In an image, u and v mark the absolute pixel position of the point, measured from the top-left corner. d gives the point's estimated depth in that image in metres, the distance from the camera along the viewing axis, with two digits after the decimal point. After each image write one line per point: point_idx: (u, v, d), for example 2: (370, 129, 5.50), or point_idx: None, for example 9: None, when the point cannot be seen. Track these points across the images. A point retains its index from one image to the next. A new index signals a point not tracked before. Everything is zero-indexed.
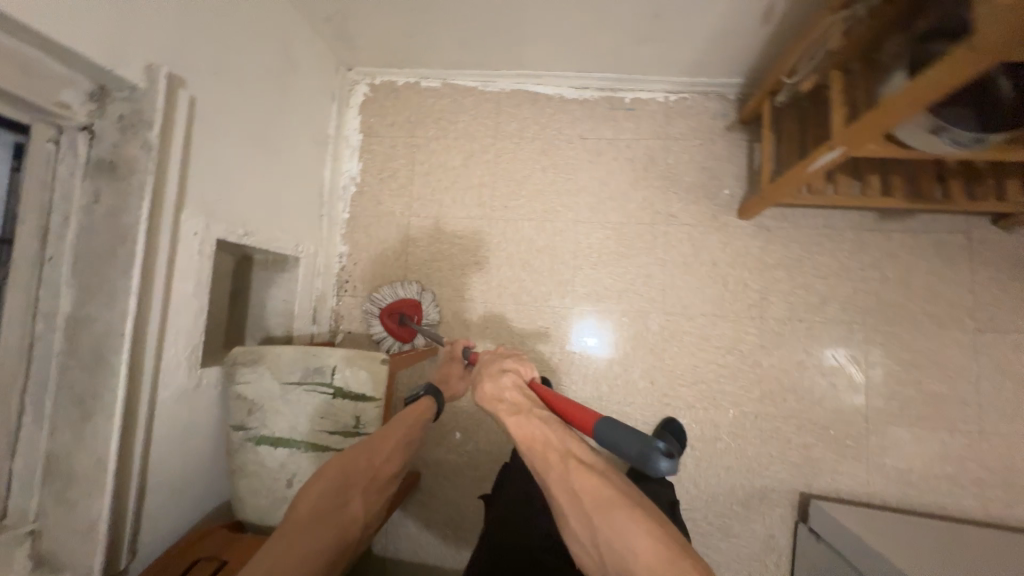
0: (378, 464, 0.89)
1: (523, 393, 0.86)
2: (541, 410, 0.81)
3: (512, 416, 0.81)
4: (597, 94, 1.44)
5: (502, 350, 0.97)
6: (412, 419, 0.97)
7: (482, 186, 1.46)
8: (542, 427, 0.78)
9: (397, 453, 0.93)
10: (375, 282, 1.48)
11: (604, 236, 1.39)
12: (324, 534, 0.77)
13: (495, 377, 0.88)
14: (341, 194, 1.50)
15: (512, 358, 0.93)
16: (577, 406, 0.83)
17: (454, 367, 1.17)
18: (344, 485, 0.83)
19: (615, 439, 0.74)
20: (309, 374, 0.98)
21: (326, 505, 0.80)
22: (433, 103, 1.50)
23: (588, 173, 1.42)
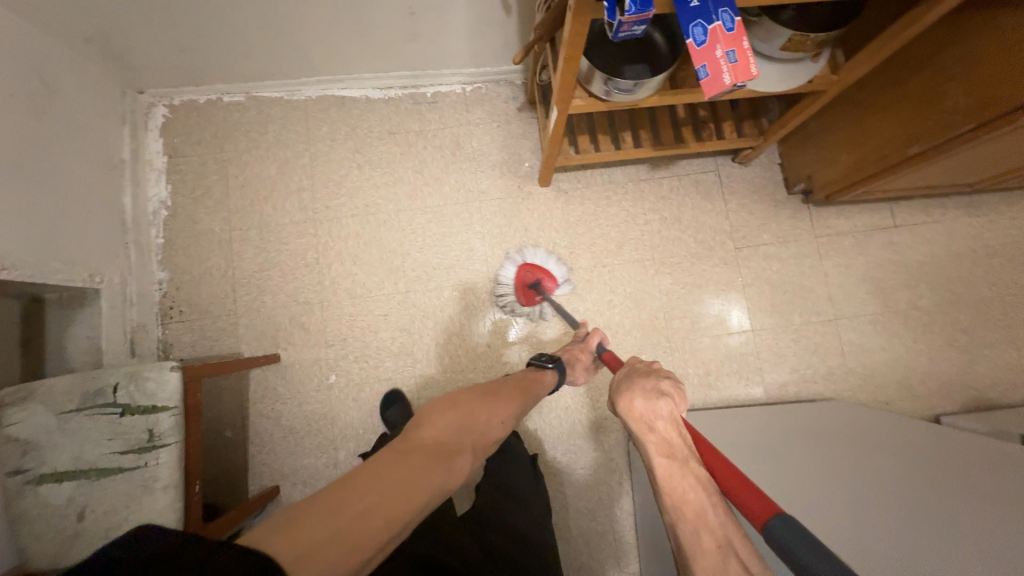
0: (490, 423, 0.81)
1: (681, 432, 0.76)
2: (699, 467, 0.71)
3: (662, 456, 0.72)
4: (400, 92, 1.54)
5: (657, 367, 0.89)
6: (525, 395, 0.95)
7: (302, 191, 1.49)
8: (696, 492, 0.67)
9: (507, 417, 0.86)
10: (203, 302, 1.43)
11: (426, 220, 1.48)
12: (442, 464, 0.66)
13: (649, 399, 0.80)
14: (151, 219, 1.44)
15: (668, 379, 0.85)
16: (747, 480, 0.65)
17: (584, 353, 1.14)
18: (468, 430, 0.76)
19: (791, 550, 0.55)
20: (91, 396, 0.95)
21: (451, 440, 0.71)
22: (239, 117, 1.50)
23: (403, 164, 1.51)
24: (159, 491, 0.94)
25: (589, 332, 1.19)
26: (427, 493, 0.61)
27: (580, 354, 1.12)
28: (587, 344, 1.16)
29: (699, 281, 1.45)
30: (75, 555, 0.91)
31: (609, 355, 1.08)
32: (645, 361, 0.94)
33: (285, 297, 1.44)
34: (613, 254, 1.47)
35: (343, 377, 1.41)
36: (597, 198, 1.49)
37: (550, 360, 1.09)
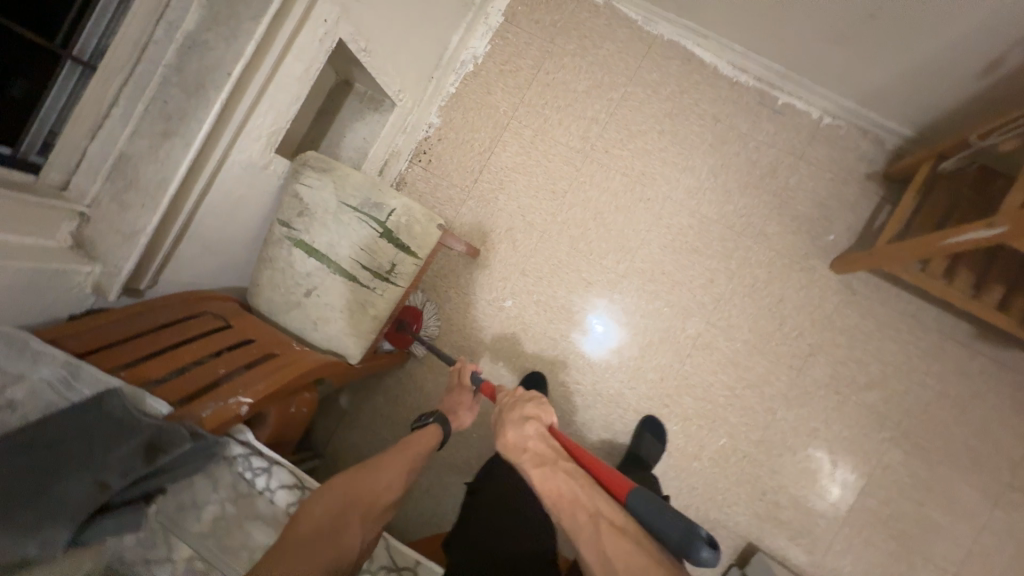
0: (380, 490, 0.80)
1: (551, 442, 0.81)
2: (569, 463, 0.76)
3: (536, 468, 0.76)
4: (752, 83, 1.33)
5: (522, 393, 0.90)
6: (418, 444, 0.92)
7: (594, 121, 1.39)
8: (567, 483, 0.74)
9: (401, 477, 0.84)
10: (449, 164, 1.44)
11: (688, 223, 1.32)
12: (317, 558, 0.67)
13: (516, 427, 0.83)
14: (457, 68, 1.45)
15: (533, 403, 0.87)
16: (611, 471, 0.76)
17: (464, 397, 1.05)
18: (348, 506, 0.75)
19: (645, 514, 0.69)
20: (367, 204, 0.97)
21: (331, 524, 0.72)
22: (586, 18, 1.40)
23: (704, 156, 1.33)
24: (371, 316, 1.01)
25: (456, 371, 1.07)
26: None
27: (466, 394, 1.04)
28: (462, 376, 1.05)
29: (933, 483, 1.17)
30: (288, 319, 1.00)
31: (486, 385, 0.98)
32: (510, 391, 0.93)
33: (516, 208, 1.40)
34: (855, 389, 1.21)
35: (518, 309, 1.37)
36: (882, 321, 1.22)
37: (431, 414, 1.00)
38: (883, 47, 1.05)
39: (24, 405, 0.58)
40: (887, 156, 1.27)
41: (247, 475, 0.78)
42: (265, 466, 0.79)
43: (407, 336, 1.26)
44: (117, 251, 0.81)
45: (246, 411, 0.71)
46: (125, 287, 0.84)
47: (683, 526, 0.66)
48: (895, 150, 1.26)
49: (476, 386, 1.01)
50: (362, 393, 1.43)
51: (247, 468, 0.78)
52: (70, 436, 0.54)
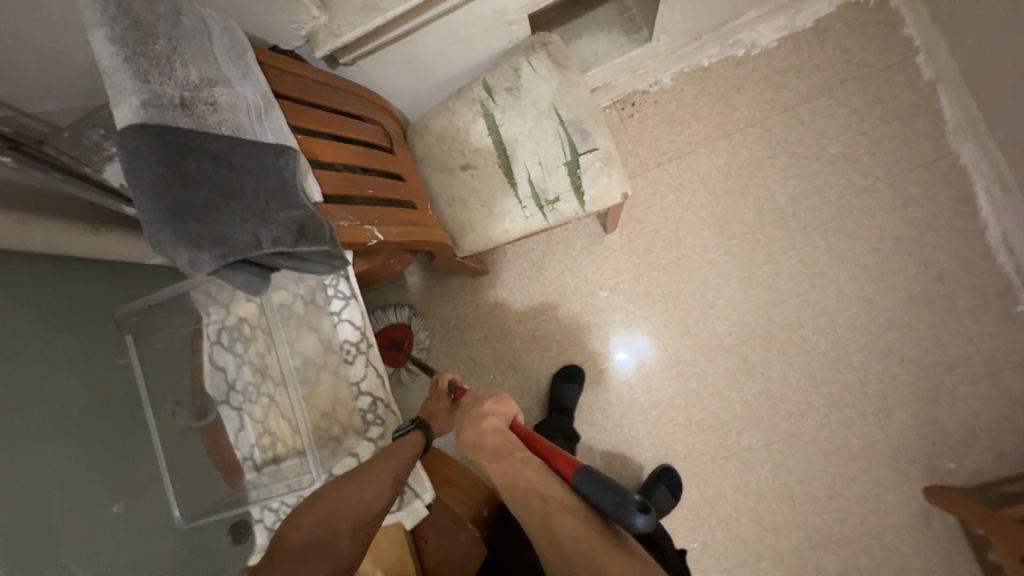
0: (362, 499, 0.65)
1: (511, 431, 0.73)
2: (525, 452, 0.69)
3: (492, 463, 0.69)
4: (1008, 269, 1.11)
5: (483, 394, 0.79)
6: (400, 454, 0.69)
7: (816, 190, 1.19)
8: (522, 471, 0.66)
9: (382, 482, 0.66)
10: (648, 132, 1.29)
11: (824, 349, 1.17)
12: None
13: (474, 423, 0.74)
14: (727, 44, 1.24)
15: (492, 398, 0.77)
16: (555, 450, 0.67)
17: (440, 406, 0.86)
18: (334, 518, 0.63)
19: (594, 496, 0.59)
20: (576, 126, 0.87)
21: (310, 550, 0.61)
22: (898, 83, 1.16)
23: (895, 301, 1.14)
24: (502, 229, 0.92)
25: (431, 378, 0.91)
26: None
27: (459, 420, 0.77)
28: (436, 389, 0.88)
29: None
30: (430, 176, 0.94)
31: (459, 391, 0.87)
32: (478, 395, 0.80)
33: (676, 216, 1.26)
34: None
35: (606, 304, 1.30)
36: (927, 568, 1.10)
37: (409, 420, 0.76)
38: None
39: (223, 112, 0.53)
40: None
41: (330, 291, 0.77)
42: (346, 295, 0.76)
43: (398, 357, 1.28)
44: (350, 15, 0.74)
45: (371, 243, 0.67)
46: (330, 52, 0.79)
47: (615, 498, 0.58)
48: None
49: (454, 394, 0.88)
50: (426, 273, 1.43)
51: (332, 287, 0.76)
52: (244, 169, 0.53)
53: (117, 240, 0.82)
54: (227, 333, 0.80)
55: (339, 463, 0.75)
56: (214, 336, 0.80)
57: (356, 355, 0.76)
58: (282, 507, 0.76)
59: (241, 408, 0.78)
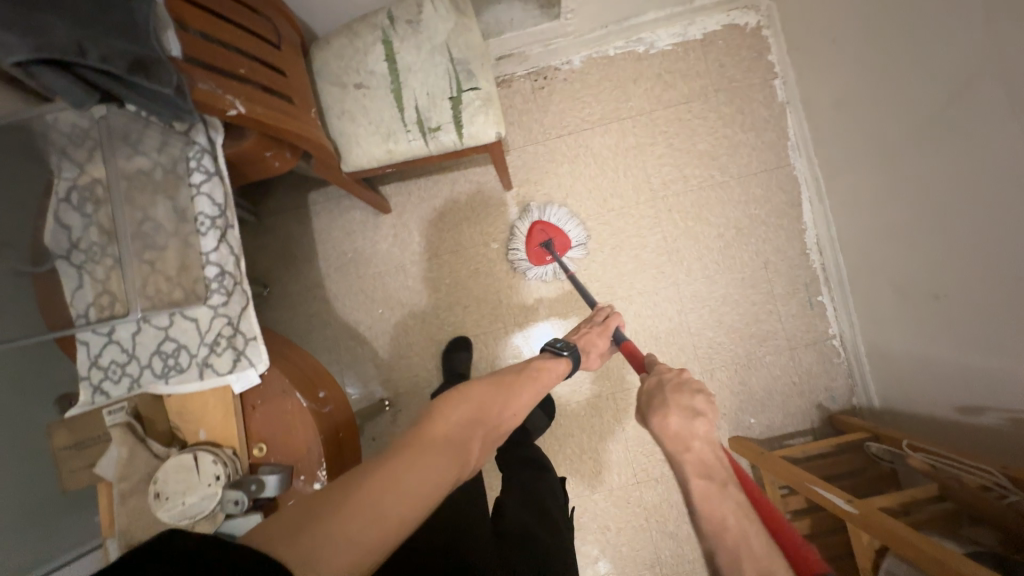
0: (502, 413, 0.80)
1: (716, 454, 0.70)
2: (744, 495, 0.63)
3: (698, 480, 0.66)
4: (815, 266, 1.35)
5: (685, 378, 0.82)
6: (531, 388, 0.87)
7: (683, 179, 1.38)
8: (736, 516, 0.61)
9: (516, 406, 0.83)
10: (555, 105, 1.42)
11: (671, 315, 1.36)
12: (450, 463, 0.65)
13: (681, 415, 0.74)
14: (630, 40, 1.40)
15: (696, 379, 0.81)
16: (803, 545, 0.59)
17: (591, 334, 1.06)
18: (481, 422, 0.75)
19: None
20: (464, 66, 0.96)
21: (464, 433, 0.71)
22: (757, 100, 1.38)
23: (730, 281, 1.36)
24: (386, 149, 0.99)
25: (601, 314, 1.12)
26: (441, 485, 0.62)
27: (599, 335, 1.05)
28: (607, 323, 1.08)
29: None
30: (324, 88, 0.99)
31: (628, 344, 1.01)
32: (669, 370, 0.85)
33: (568, 184, 1.40)
34: (659, 530, 1.32)
35: (497, 256, 1.41)
36: None
37: (564, 345, 1.00)
38: (930, 327, 1.05)
39: None
40: (845, 406, 1.32)
41: (193, 164, 0.80)
42: (209, 171, 0.80)
43: (548, 255, 1.33)
44: None
45: (233, 115, 0.71)
46: None
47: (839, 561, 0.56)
48: (854, 407, 1.32)
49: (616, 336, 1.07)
50: (331, 205, 1.46)
51: (195, 160, 0.80)
52: None
53: None
54: (77, 193, 0.78)
55: (177, 326, 0.78)
56: (63, 194, 0.78)
57: (210, 228, 0.79)
58: (110, 364, 0.77)
59: (82, 267, 0.78)
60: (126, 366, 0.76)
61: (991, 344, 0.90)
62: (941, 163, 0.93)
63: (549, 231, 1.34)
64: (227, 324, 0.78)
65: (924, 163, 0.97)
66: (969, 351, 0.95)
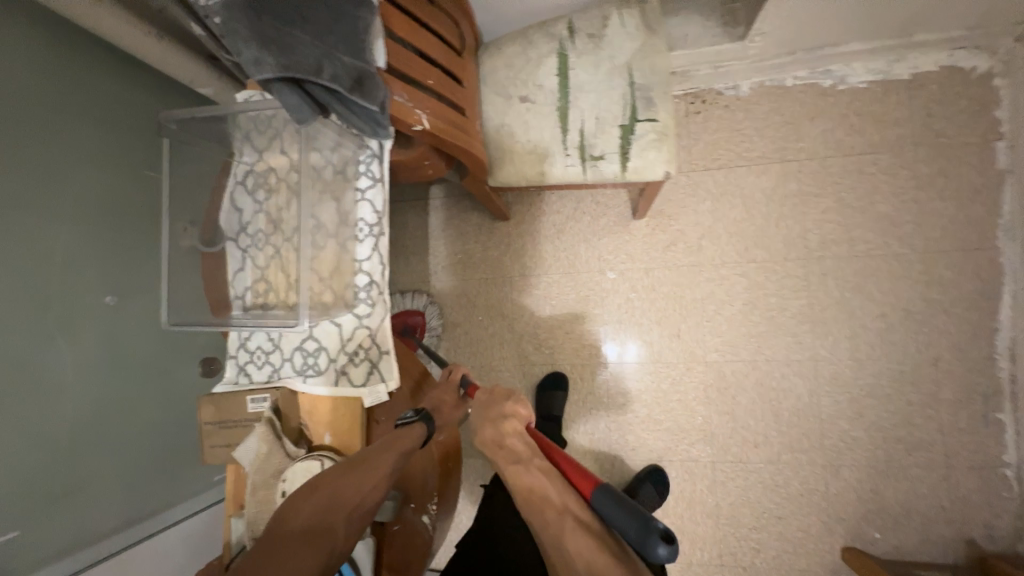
0: (361, 486, 0.65)
1: (526, 437, 0.70)
2: (544, 462, 0.65)
3: (509, 465, 0.66)
4: (1002, 375, 1.11)
5: (499, 392, 0.79)
6: (402, 446, 0.70)
7: (848, 241, 1.19)
8: (542, 485, 0.62)
9: (380, 470, 0.67)
10: (708, 134, 1.27)
11: (799, 392, 1.19)
12: (289, 564, 0.58)
13: (495, 421, 0.73)
14: (816, 71, 1.21)
15: (514, 399, 0.76)
16: (577, 466, 0.63)
17: (447, 398, 0.83)
18: (333, 505, 0.64)
19: (612, 519, 0.54)
20: (643, 91, 0.87)
21: (309, 528, 0.62)
22: (968, 163, 1.14)
23: (883, 369, 1.16)
24: (539, 170, 0.92)
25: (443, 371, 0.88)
26: None
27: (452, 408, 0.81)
28: (448, 381, 0.86)
29: None
30: (487, 96, 0.93)
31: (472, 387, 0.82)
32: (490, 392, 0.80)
33: (705, 224, 1.27)
34: None
35: (610, 286, 1.32)
36: None
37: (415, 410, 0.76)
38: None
39: None
40: (1006, 550, 1.09)
41: (361, 167, 0.78)
42: (375, 176, 0.78)
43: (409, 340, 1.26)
44: None
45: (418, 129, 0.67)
46: None
47: (639, 518, 0.52)
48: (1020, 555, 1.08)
49: (469, 384, 0.84)
50: (451, 203, 1.44)
51: (364, 164, 0.78)
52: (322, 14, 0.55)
53: (177, 60, 0.84)
54: (254, 179, 0.81)
55: (320, 327, 0.78)
56: (241, 176, 0.81)
57: (366, 235, 0.79)
58: (257, 349, 0.80)
59: (247, 250, 0.81)
60: (270, 355, 0.79)
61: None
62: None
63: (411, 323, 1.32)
64: (367, 336, 0.77)
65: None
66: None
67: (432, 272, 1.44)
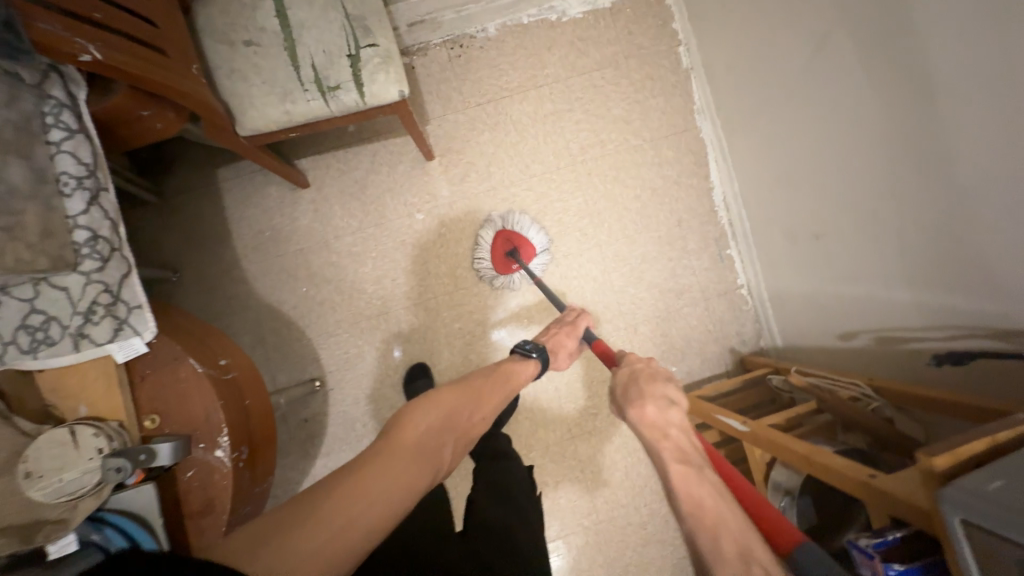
0: (473, 419, 0.87)
1: (690, 441, 0.76)
2: (714, 475, 0.70)
3: (679, 465, 0.70)
4: (723, 222, 1.45)
5: (655, 367, 0.90)
6: (508, 385, 0.96)
7: (601, 144, 1.43)
8: (713, 497, 0.65)
9: (484, 412, 0.90)
10: (472, 73, 1.42)
11: (595, 276, 1.42)
12: (413, 474, 0.72)
13: (660, 408, 0.80)
14: (543, 8, 1.42)
15: (674, 387, 0.85)
16: (784, 521, 0.63)
17: (562, 341, 1.10)
18: (452, 426, 0.83)
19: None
20: (360, 22, 0.94)
21: (433, 440, 0.78)
22: (666, 67, 1.45)
23: (647, 239, 1.43)
24: (283, 110, 0.95)
25: (572, 313, 1.15)
26: (405, 499, 0.68)
27: (568, 336, 1.10)
28: (574, 326, 1.12)
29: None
30: (209, 45, 0.93)
31: (600, 344, 1.02)
32: (642, 359, 0.93)
33: (489, 153, 1.42)
34: (594, 480, 1.38)
35: (424, 227, 1.41)
36: None
37: (534, 347, 1.04)
38: (821, 266, 1.16)
39: None
40: (754, 349, 1.44)
41: (49, 119, 0.72)
42: (71, 128, 0.74)
43: (514, 263, 1.34)
44: None
45: (87, 61, 0.66)
46: None
47: None
48: (763, 349, 1.44)
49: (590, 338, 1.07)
50: (246, 183, 1.39)
51: (52, 117, 0.73)
52: None
53: None
54: None
55: (45, 298, 0.71)
56: None
57: (75, 190, 0.73)
58: None
59: None
60: None
61: (872, 274, 1.01)
62: (823, 112, 1.01)
63: (514, 240, 1.34)
64: (105, 292, 0.73)
65: (810, 119, 1.05)
66: (852, 282, 1.07)
67: (243, 255, 1.38)
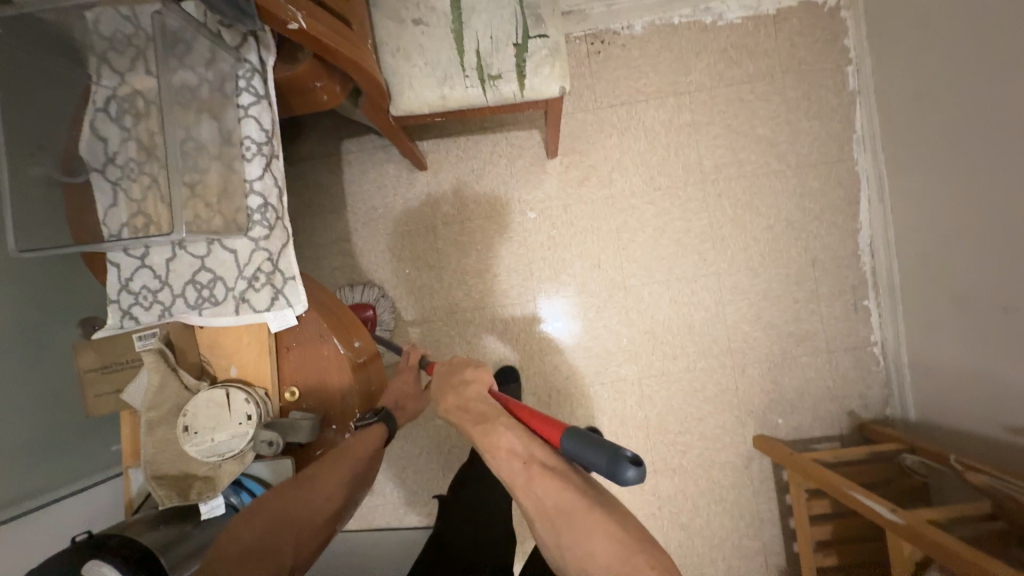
0: (315, 497, 0.68)
1: (489, 399, 0.74)
2: (510, 420, 0.69)
3: (476, 426, 0.70)
4: (865, 269, 1.29)
5: (457, 362, 0.82)
6: (366, 448, 0.70)
7: (736, 164, 1.31)
8: (508, 439, 0.66)
9: (335, 477, 0.69)
10: (609, 72, 1.34)
11: (706, 304, 1.31)
12: None
13: (457, 391, 0.76)
14: (697, 9, 1.31)
15: (465, 368, 0.80)
16: (543, 417, 0.67)
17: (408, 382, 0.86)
18: (288, 524, 0.65)
19: (580, 454, 0.61)
20: (533, 10, 0.89)
21: (263, 546, 0.63)
22: (827, 87, 1.30)
23: (772, 274, 1.30)
24: (440, 94, 0.92)
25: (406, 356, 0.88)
26: None
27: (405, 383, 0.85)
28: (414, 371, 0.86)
29: None
30: (379, 20, 0.91)
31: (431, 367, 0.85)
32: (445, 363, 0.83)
33: (613, 159, 1.34)
34: (671, 521, 1.30)
35: (533, 226, 1.36)
36: (741, 502, 1.29)
37: (375, 410, 0.73)
38: (995, 342, 1.00)
39: None
40: (878, 416, 1.28)
41: (241, 84, 0.74)
42: (258, 93, 0.74)
43: None
44: None
45: (293, 30, 0.65)
46: None
47: (607, 449, 0.58)
48: (889, 418, 1.27)
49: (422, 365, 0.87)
50: (366, 158, 1.40)
51: (245, 80, 0.74)
52: None
53: None
54: (117, 104, 0.72)
55: (214, 257, 0.72)
56: (101, 104, 0.72)
57: (255, 155, 0.74)
58: (142, 289, 0.72)
59: (117, 183, 0.72)
60: (158, 293, 0.72)
61: None
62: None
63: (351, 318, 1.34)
64: (267, 260, 0.73)
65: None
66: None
67: (354, 229, 1.40)
